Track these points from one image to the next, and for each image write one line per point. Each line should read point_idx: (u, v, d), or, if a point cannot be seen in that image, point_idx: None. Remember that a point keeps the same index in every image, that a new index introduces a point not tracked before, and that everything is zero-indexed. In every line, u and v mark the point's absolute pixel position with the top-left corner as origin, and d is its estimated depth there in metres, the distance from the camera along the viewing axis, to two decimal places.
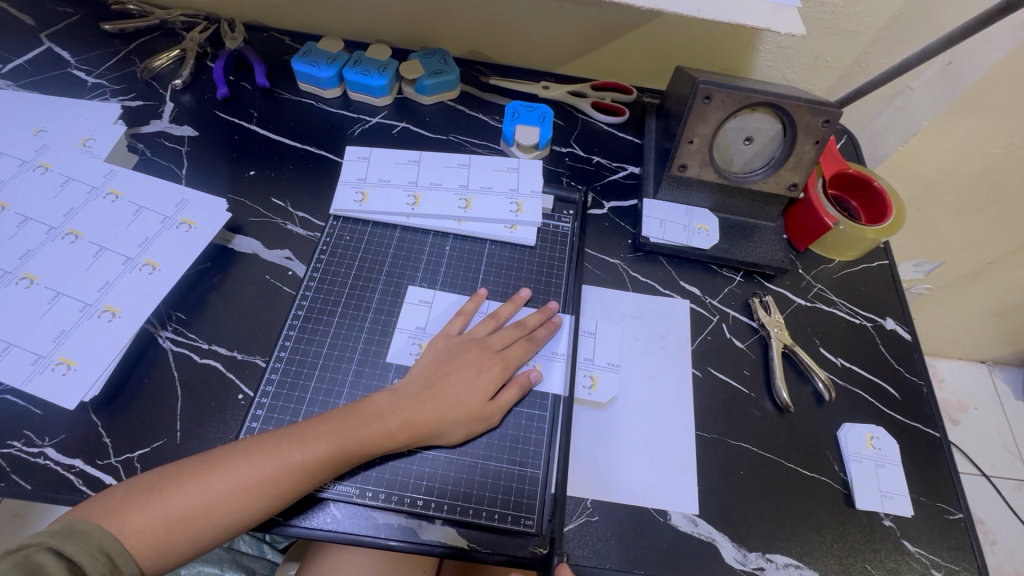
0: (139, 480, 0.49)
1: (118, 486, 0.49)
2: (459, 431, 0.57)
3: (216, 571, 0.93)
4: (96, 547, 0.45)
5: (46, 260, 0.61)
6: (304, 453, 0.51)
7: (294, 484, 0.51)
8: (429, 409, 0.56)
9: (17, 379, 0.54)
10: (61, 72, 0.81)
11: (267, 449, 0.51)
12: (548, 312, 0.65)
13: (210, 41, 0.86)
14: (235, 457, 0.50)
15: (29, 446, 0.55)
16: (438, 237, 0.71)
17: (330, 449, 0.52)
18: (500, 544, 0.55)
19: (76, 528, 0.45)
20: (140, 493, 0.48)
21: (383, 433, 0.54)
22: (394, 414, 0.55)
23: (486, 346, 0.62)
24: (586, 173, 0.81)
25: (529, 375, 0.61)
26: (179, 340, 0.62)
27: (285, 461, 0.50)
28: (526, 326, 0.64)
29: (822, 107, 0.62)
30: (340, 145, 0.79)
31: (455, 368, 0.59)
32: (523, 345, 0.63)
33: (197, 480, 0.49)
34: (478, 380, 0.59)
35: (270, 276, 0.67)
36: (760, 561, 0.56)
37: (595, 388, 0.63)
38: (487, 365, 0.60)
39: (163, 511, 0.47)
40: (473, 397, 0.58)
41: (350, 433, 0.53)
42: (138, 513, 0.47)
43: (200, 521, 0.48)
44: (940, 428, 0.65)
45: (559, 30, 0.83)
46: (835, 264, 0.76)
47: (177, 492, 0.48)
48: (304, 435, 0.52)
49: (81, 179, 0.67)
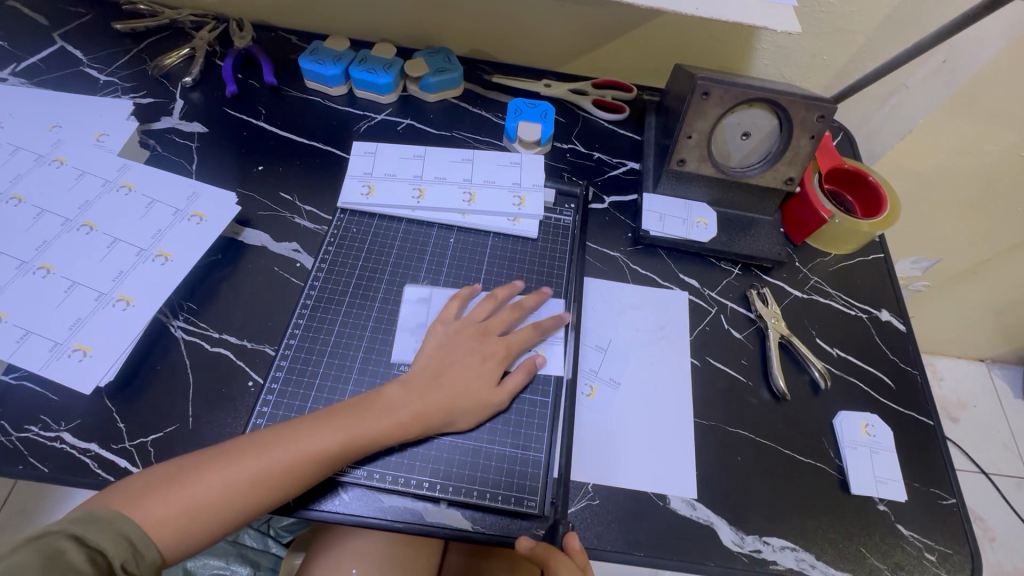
0: (156, 470, 0.50)
1: (136, 476, 0.50)
2: (468, 420, 0.58)
3: (222, 563, 0.96)
4: (117, 532, 0.46)
5: (62, 251, 0.63)
6: (316, 446, 0.52)
7: (307, 474, 0.52)
8: (438, 398, 0.58)
9: (34, 365, 0.56)
10: (73, 71, 0.83)
11: (281, 440, 0.52)
12: (543, 296, 0.67)
13: (219, 40, 0.88)
14: (249, 449, 0.52)
15: (46, 431, 0.56)
16: (442, 230, 0.73)
17: (342, 441, 0.53)
18: (505, 527, 0.56)
19: (95, 514, 0.46)
20: (159, 484, 0.49)
21: (393, 424, 0.55)
22: (404, 405, 0.56)
23: (487, 331, 0.63)
24: (586, 168, 0.82)
25: (534, 359, 0.63)
26: (191, 329, 0.64)
27: (298, 453, 0.52)
28: (527, 314, 0.65)
29: (817, 102, 0.64)
30: (346, 141, 0.81)
31: (461, 356, 0.61)
32: (525, 330, 0.64)
33: (214, 471, 0.50)
34: (483, 366, 0.61)
35: (279, 268, 0.69)
36: (757, 544, 0.57)
37: (593, 397, 0.64)
38: (490, 351, 0.62)
39: (182, 501, 0.49)
40: (480, 384, 0.60)
41: (360, 424, 0.54)
42: (158, 503, 0.48)
43: (218, 510, 0.50)
44: (933, 417, 0.66)
45: (561, 29, 0.85)
46: (831, 257, 0.77)
47: (194, 483, 0.50)
48: (315, 427, 0.54)
49: (95, 173, 0.69)
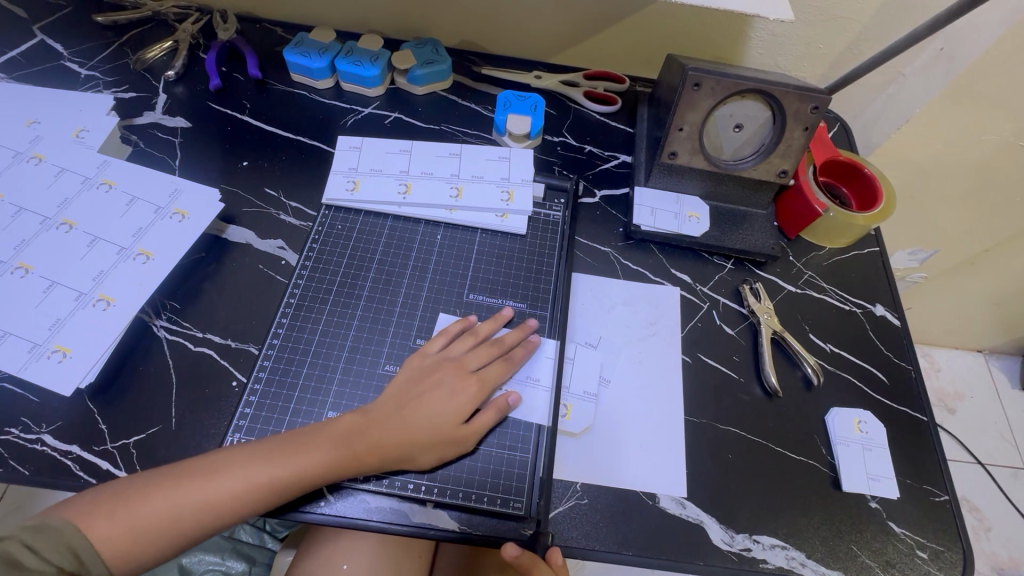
0: (105, 487, 0.49)
1: (86, 490, 0.49)
2: (426, 456, 0.55)
3: (218, 559, 0.96)
4: (66, 544, 0.46)
5: (41, 250, 0.61)
6: (268, 474, 0.51)
7: (257, 502, 0.51)
8: (401, 433, 0.55)
9: (12, 367, 0.55)
10: (53, 65, 0.81)
11: (231, 466, 0.51)
12: (526, 329, 0.64)
13: (203, 33, 0.86)
14: (201, 472, 0.50)
15: (26, 433, 0.56)
16: (429, 226, 0.72)
17: (293, 472, 0.52)
18: (491, 527, 0.55)
19: (46, 525, 0.46)
20: (106, 502, 0.48)
21: (351, 457, 0.53)
22: (362, 437, 0.54)
23: (461, 364, 0.60)
24: (578, 162, 0.81)
25: (507, 399, 0.59)
26: (174, 329, 0.63)
27: (249, 482, 0.51)
28: (503, 344, 0.62)
29: (810, 93, 0.62)
30: (332, 136, 0.80)
31: (428, 390, 0.58)
32: (500, 365, 0.61)
33: (163, 491, 0.49)
34: (452, 402, 0.58)
35: (263, 266, 0.68)
36: (747, 542, 0.57)
37: (569, 416, 0.61)
38: (461, 386, 0.59)
39: (128, 521, 0.48)
40: (446, 421, 0.57)
41: (315, 455, 0.53)
42: (105, 523, 0.47)
43: (166, 532, 0.49)
44: (928, 412, 0.65)
45: (551, 19, 0.84)
46: (825, 251, 0.76)
47: (142, 504, 0.48)
48: (269, 455, 0.52)
49: (74, 170, 0.67)
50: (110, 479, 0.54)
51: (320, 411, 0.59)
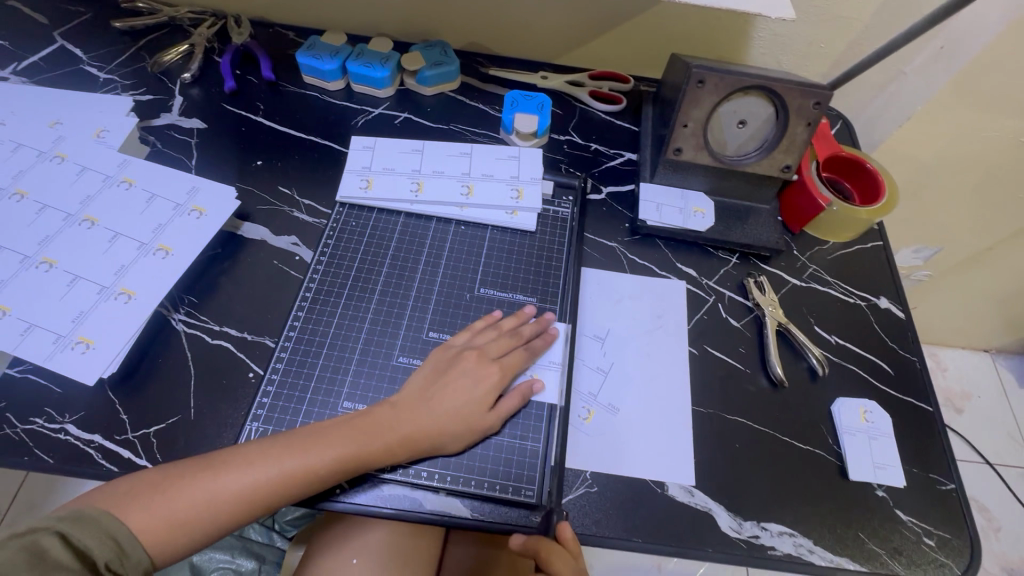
0: (142, 477, 0.51)
1: (122, 481, 0.50)
2: (450, 438, 0.57)
3: (229, 557, 0.98)
4: (105, 532, 0.46)
5: (64, 246, 0.63)
6: (301, 464, 0.52)
7: (292, 490, 0.52)
8: (427, 423, 0.56)
9: (38, 358, 0.56)
10: (73, 69, 0.83)
11: (262, 457, 0.52)
12: (544, 322, 0.65)
13: (218, 37, 0.89)
14: (236, 463, 0.52)
15: (50, 423, 0.57)
16: (441, 223, 0.73)
17: (327, 463, 0.53)
18: (504, 515, 0.57)
19: (83, 514, 0.47)
20: (143, 492, 0.49)
21: (383, 448, 0.55)
22: (391, 429, 0.55)
23: (483, 353, 0.61)
24: (584, 160, 0.82)
25: (531, 385, 0.61)
26: (191, 322, 0.64)
27: (283, 472, 0.52)
28: (522, 336, 0.64)
29: (813, 89, 0.63)
30: (344, 136, 0.81)
31: (454, 378, 0.59)
32: (520, 353, 0.62)
33: (198, 483, 0.50)
34: (477, 389, 0.59)
35: (278, 262, 0.70)
36: (755, 530, 0.58)
37: (591, 420, 0.62)
38: (485, 374, 0.60)
39: (165, 512, 0.49)
40: (471, 408, 0.58)
41: (345, 445, 0.54)
42: (143, 512, 0.48)
43: (204, 521, 0.50)
44: (932, 402, 0.66)
45: (557, 21, 0.85)
46: (829, 246, 0.77)
47: (179, 494, 0.50)
48: (301, 445, 0.53)
49: (95, 168, 0.69)
50: (132, 468, 0.55)
51: (335, 401, 0.60)
